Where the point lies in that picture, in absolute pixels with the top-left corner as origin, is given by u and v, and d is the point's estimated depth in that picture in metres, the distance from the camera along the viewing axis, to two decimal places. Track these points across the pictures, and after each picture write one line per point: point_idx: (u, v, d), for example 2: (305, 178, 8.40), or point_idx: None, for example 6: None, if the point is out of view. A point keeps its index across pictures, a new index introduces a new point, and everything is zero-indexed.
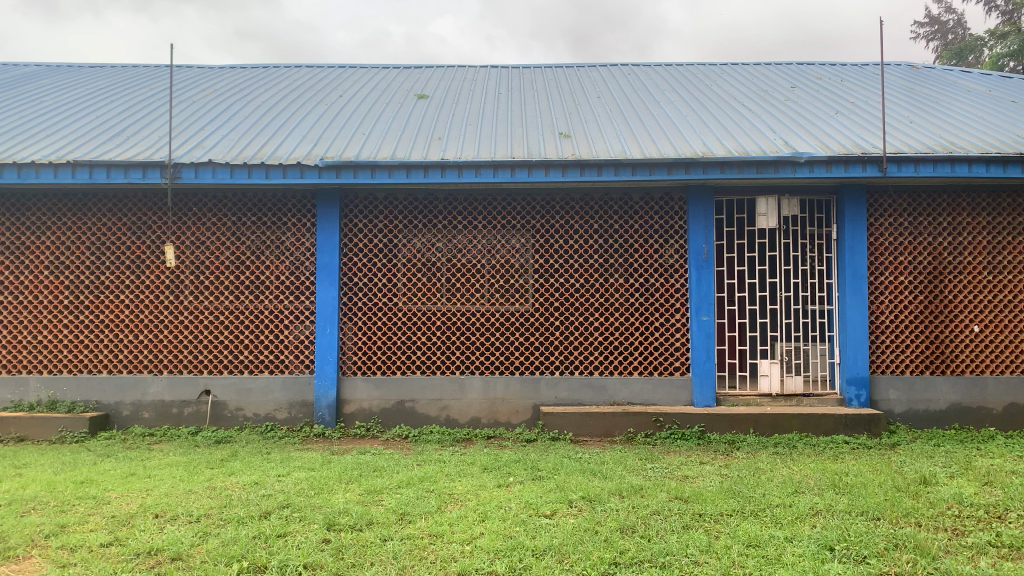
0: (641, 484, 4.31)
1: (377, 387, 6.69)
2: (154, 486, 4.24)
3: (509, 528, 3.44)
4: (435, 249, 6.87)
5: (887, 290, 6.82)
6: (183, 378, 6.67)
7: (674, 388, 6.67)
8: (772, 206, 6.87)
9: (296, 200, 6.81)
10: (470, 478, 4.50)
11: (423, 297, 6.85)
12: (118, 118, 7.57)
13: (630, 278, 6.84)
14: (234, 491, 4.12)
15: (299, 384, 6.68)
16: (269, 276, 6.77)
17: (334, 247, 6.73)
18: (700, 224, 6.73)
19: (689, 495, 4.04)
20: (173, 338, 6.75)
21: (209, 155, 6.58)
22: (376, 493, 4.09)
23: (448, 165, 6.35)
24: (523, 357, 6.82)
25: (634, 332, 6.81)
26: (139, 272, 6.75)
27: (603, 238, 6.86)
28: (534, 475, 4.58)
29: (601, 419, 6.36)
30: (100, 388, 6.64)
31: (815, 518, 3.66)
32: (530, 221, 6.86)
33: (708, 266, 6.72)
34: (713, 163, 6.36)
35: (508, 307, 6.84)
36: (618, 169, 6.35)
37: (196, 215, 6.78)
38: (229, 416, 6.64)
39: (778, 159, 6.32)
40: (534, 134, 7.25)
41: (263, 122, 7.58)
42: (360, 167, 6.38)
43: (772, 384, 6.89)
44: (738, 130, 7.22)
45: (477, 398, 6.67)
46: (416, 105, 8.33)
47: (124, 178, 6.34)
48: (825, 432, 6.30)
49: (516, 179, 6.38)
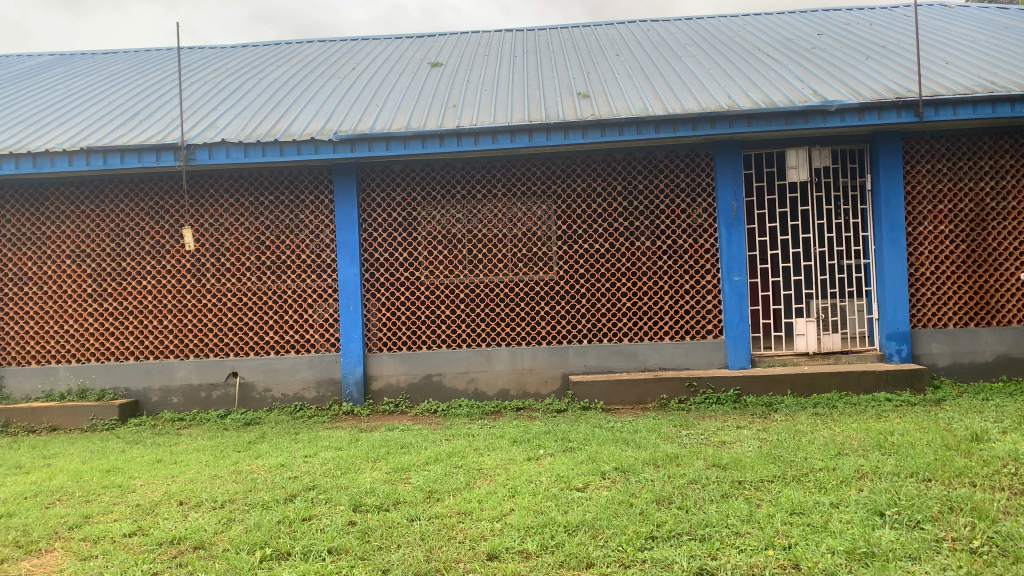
0: (677, 451, 4.16)
1: (403, 362, 6.59)
2: (180, 472, 4.18)
3: (540, 504, 3.31)
4: (456, 220, 6.71)
5: (927, 240, 6.54)
6: (210, 361, 6.62)
7: (706, 351, 6.50)
8: (803, 158, 6.58)
9: (312, 177, 6.69)
10: (500, 452, 4.38)
11: (446, 269, 6.71)
12: (130, 103, 7.48)
13: (657, 241, 6.64)
14: (259, 475, 4.04)
15: (325, 362, 6.60)
16: (290, 256, 6.68)
17: (353, 223, 6.61)
18: (728, 181, 6.50)
19: (728, 462, 3.88)
20: (197, 322, 6.71)
21: (222, 134, 6.47)
22: (403, 471, 4.00)
23: (465, 133, 6.17)
24: (550, 326, 6.67)
25: (663, 295, 6.63)
26: (160, 257, 6.70)
27: (628, 200, 6.65)
28: (565, 447, 4.44)
29: (632, 386, 6.21)
30: (129, 374, 6.62)
31: (862, 481, 3.49)
32: (552, 186, 6.66)
33: (739, 224, 6.49)
34: (740, 117, 6.11)
35: (533, 276, 6.69)
36: (641, 127, 6.13)
37: (213, 196, 6.68)
38: (257, 398, 6.60)
39: (808, 109, 6.05)
40: (552, 96, 7.02)
41: (275, 99, 7.44)
42: (375, 139, 6.23)
43: (809, 344, 6.68)
44: (764, 82, 6.93)
45: (505, 369, 6.55)
46: (430, 74, 8.12)
47: (138, 163, 6.27)
48: (866, 389, 6.10)
49: (535, 144, 6.20)
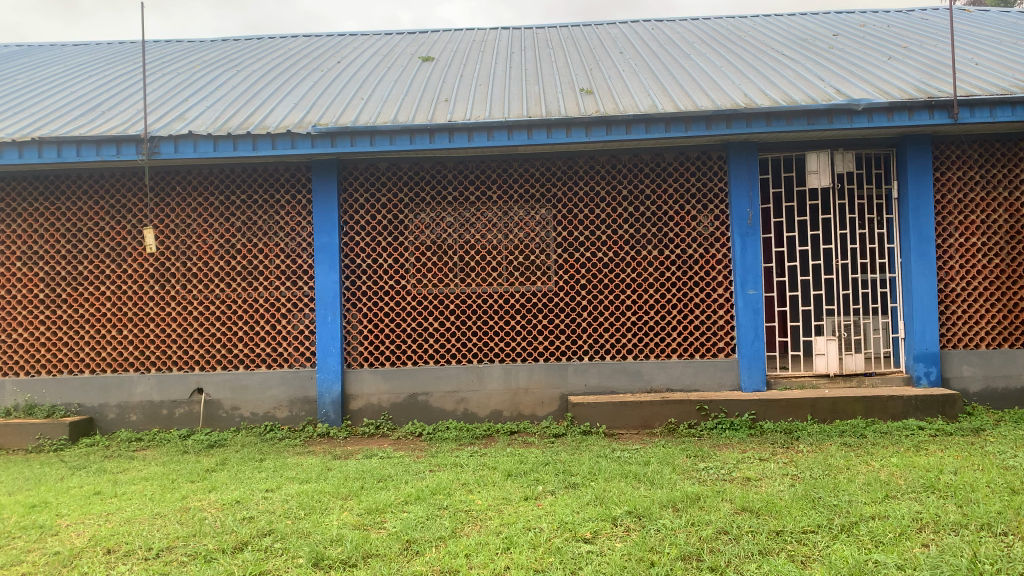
0: (699, 492, 3.58)
1: (386, 379, 6.00)
2: (117, 510, 3.57)
3: (541, 561, 2.74)
4: (446, 226, 6.15)
5: (957, 253, 6.02)
6: (173, 376, 6.02)
7: (718, 371, 5.94)
8: (824, 162, 6.06)
9: (288, 174, 6.11)
10: (492, 489, 3.78)
11: (435, 278, 6.14)
12: (94, 94, 6.90)
13: (664, 250, 6.09)
14: (209, 514, 3.44)
15: (300, 379, 6.01)
16: (263, 261, 6.09)
17: (333, 225, 6.02)
18: (743, 185, 5.94)
19: (760, 506, 3.31)
20: (159, 333, 6.09)
21: (191, 127, 5.90)
22: (378, 513, 3.39)
23: (457, 128, 5.61)
24: (547, 341, 6.10)
25: (671, 309, 6.08)
26: (119, 260, 6.09)
27: (633, 206, 6.11)
28: (567, 483, 3.85)
29: (637, 409, 5.63)
30: (82, 389, 6.00)
31: (925, 535, 2.92)
32: (551, 190, 6.11)
33: (754, 232, 5.92)
34: (758, 115, 5.58)
35: (529, 287, 6.12)
36: (650, 125, 5.59)
37: (178, 195, 6.09)
38: (224, 417, 6.00)
39: (833, 107, 5.53)
40: (552, 91, 6.49)
41: (252, 91, 6.88)
42: (358, 134, 5.67)
43: (829, 364, 6.10)
44: (781, 80, 6.39)
45: (498, 389, 5.97)
46: (421, 68, 7.58)
47: (96, 156, 5.70)
48: (894, 416, 5.56)
49: (535, 142, 5.65)
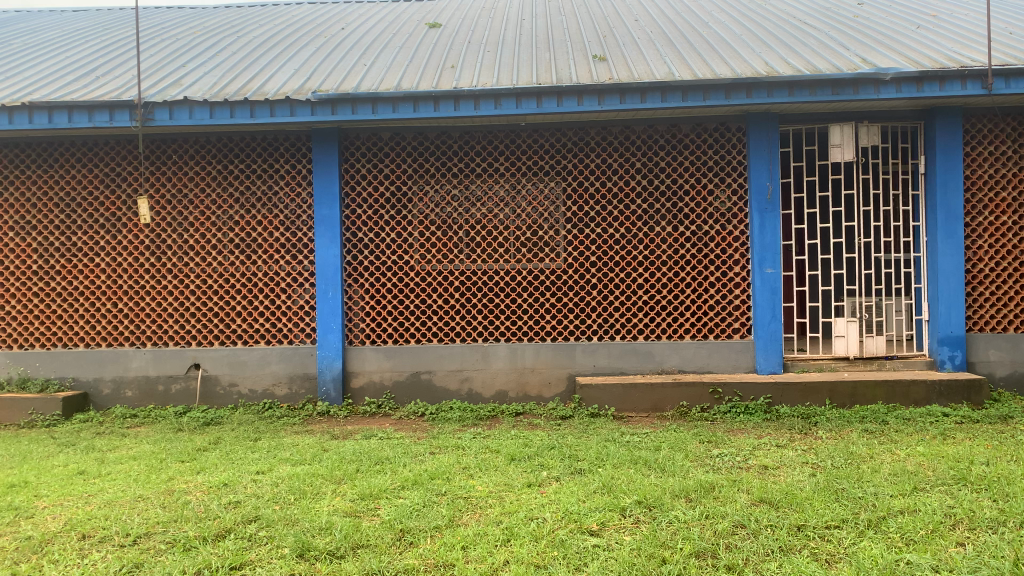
0: (715, 481, 3.36)
1: (388, 357, 5.80)
2: (98, 491, 3.39)
3: (544, 555, 2.54)
4: (452, 198, 5.91)
5: (985, 232, 5.74)
6: (169, 351, 5.84)
7: (732, 353, 5.71)
8: (848, 135, 5.75)
9: (287, 142, 5.88)
10: (494, 474, 3.57)
11: (440, 254, 5.92)
12: (90, 59, 6.68)
13: (678, 226, 5.85)
14: (194, 497, 3.26)
15: (300, 355, 5.82)
16: (261, 233, 5.89)
17: (334, 197, 5.80)
18: (762, 159, 5.67)
19: (780, 498, 3.09)
20: (155, 307, 5.91)
21: (187, 92, 5.68)
22: (372, 499, 3.19)
23: (463, 95, 5.36)
24: (555, 320, 5.88)
25: (684, 289, 5.84)
26: (114, 231, 5.90)
27: (647, 179, 5.86)
28: (574, 469, 3.63)
29: (648, 392, 5.43)
30: (77, 363, 5.84)
31: (960, 533, 2.70)
32: (561, 162, 5.85)
33: (773, 209, 5.66)
34: (780, 85, 5.30)
35: (537, 264, 5.89)
36: (666, 94, 5.32)
37: (174, 163, 5.88)
38: (222, 394, 5.82)
39: (859, 76, 5.23)
40: (563, 58, 6.22)
41: (251, 58, 6.63)
42: (359, 100, 5.43)
43: (849, 347, 5.86)
44: (804, 49, 6.07)
45: (503, 368, 5.76)
46: (427, 35, 7.30)
47: (89, 122, 5.48)
48: (916, 402, 5.32)
49: (544, 111, 5.39)
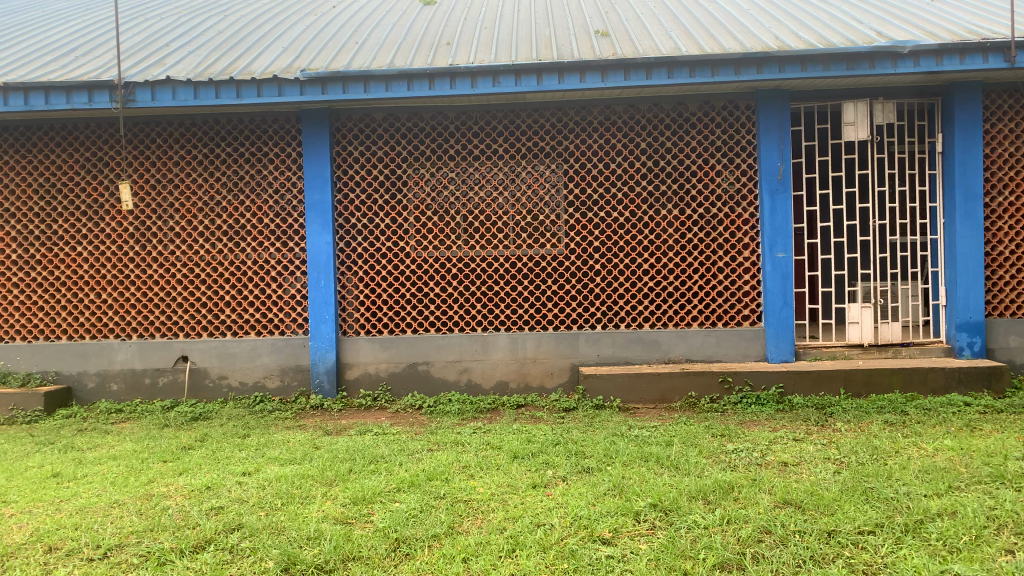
0: (733, 480, 3.13)
1: (384, 348, 5.56)
2: (71, 496, 3.15)
3: (553, 568, 2.31)
4: (448, 182, 5.65)
5: (1005, 213, 5.51)
6: (155, 343, 5.60)
7: (743, 341, 5.48)
8: (863, 112, 5.47)
9: (276, 124, 5.62)
10: (496, 474, 3.35)
11: (436, 240, 5.67)
12: (70, 39, 6.39)
13: (685, 209, 5.60)
14: (174, 502, 3.03)
15: (291, 347, 5.58)
16: (251, 220, 5.64)
17: (326, 182, 5.54)
18: (773, 138, 5.41)
19: (805, 500, 2.87)
20: (140, 297, 5.67)
21: (169, 71, 5.40)
22: (364, 504, 2.96)
23: (459, 73, 5.10)
24: (557, 308, 5.65)
25: (691, 274, 5.61)
26: (96, 218, 5.64)
27: (652, 160, 5.61)
28: (581, 468, 3.40)
29: (655, 382, 5.20)
30: (60, 356, 5.60)
31: (1006, 538, 2.47)
32: (563, 143, 5.60)
33: (784, 189, 5.41)
34: (792, 59, 5.04)
35: (538, 250, 5.64)
36: (673, 71, 5.05)
37: (157, 147, 5.61)
38: (211, 387, 5.59)
39: (875, 51, 4.96)
40: (563, 34, 5.95)
41: (237, 37, 6.34)
42: (351, 79, 5.17)
43: (864, 334, 5.61)
44: (815, 23, 5.77)
45: (504, 358, 5.53)
46: (422, 12, 7.00)
47: (67, 104, 5.21)
48: (934, 390, 5.10)
49: (545, 89, 5.13)
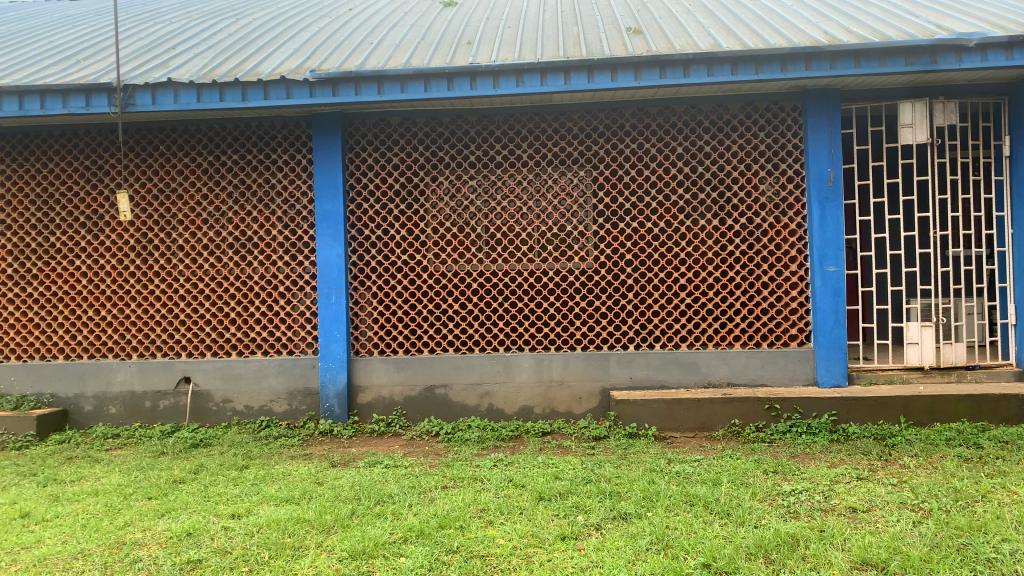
0: (799, 532, 2.66)
1: (398, 370, 5.15)
2: (34, 544, 2.76)
3: None
4: (469, 191, 5.25)
5: None
6: (156, 364, 5.24)
7: (790, 364, 5.00)
8: (921, 113, 4.97)
9: (285, 130, 5.26)
10: (519, 520, 2.91)
11: (455, 253, 5.26)
12: (75, 44, 6.11)
13: (726, 219, 5.14)
14: (148, 553, 2.63)
15: (300, 368, 5.18)
16: (258, 231, 5.28)
17: (337, 190, 5.16)
18: (823, 141, 4.94)
19: (887, 561, 2.41)
20: (140, 314, 5.32)
21: (173, 73, 5.07)
22: (365, 559, 2.53)
23: (480, 72, 4.70)
24: (586, 326, 5.20)
25: (733, 290, 5.13)
26: (95, 230, 5.31)
27: (689, 166, 5.18)
28: (616, 514, 2.96)
29: (694, 408, 4.74)
30: (56, 377, 5.26)
31: None
32: (592, 148, 5.18)
33: (835, 197, 4.93)
34: (845, 54, 4.56)
35: (565, 263, 5.20)
36: (712, 68, 4.62)
37: (161, 154, 5.28)
38: (215, 411, 5.21)
39: (938, 44, 4.47)
40: (593, 32, 5.53)
41: (247, 39, 6.01)
42: (364, 80, 4.79)
43: (925, 355, 5.07)
44: (867, 17, 5.28)
45: (528, 382, 5.10)
46: (442, 13, 6.62)
47: (63, 108, 4.89)
48: (1007, 419, 4.58)
49: (573, 88, 4.71)
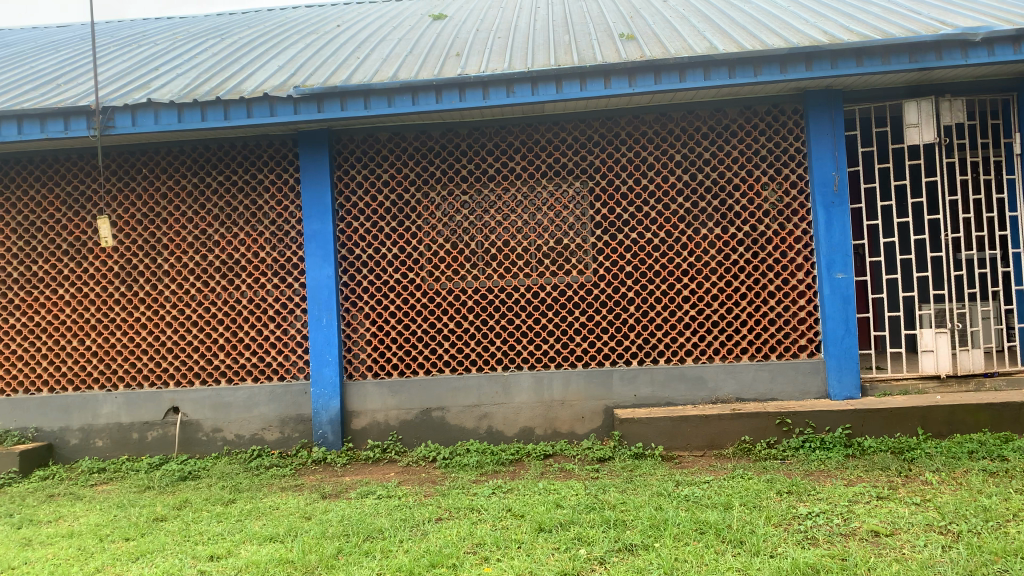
0: (819, 561, 2.46)
1: (393, 394, 4.96)
2: None
3: None
4: (462, 206, 5.08)
5: None
6: (143, 394, 5.05)
7: (800, 376, 4.80)
8: (927, 112, 4.77)
9: (271, 149, 5.11)
10: (516, 555, 2.71)
11: (449, 271, 5.08)
12: (57, 69, 5.97)
13: (729, 227, 4.96)
14: None
15: (292, 395, 4.99)
16: (245, 253, 5.11)
17: (325, 210, 4.98)
18: (826, 143, 4.76)
19: None
20: (126, 343, 5.14)
21: (153, 94, 4.92)
22: None
23: (469, 83, 4.54)
24: (587, 342, 5.01)
25: (738, 300, 4.94)
26: (79, 257, 5.16)
27: (688, 174, 5.01)
28: (621, 545, 2.76)
29: (702, 426, 4.53)
30: (40, 411, 5.08)
31: None
32: (588, 158, 5.00)
33: (842, 201, 4.74)
34: (847, 53, 4.39)
35: (563, 277, 5.02)
36: (709, 71, 4.45)
37: (144, 178, 5.13)
38: (204, 441, 5.03)
39: (944, 39, 4.29)
40: (585, 39, 5.38)
41: (232, 58, 5.87)
42: (350, 94, 4.62)
43: (940, 363, 4.83)
44: (867, 15, 5.11)
45: (528, 402, 4.90)
46: (430, 26, 6.48)
47: (41, 133, 4.74)
48: None
49: (566, 97, 4.54)
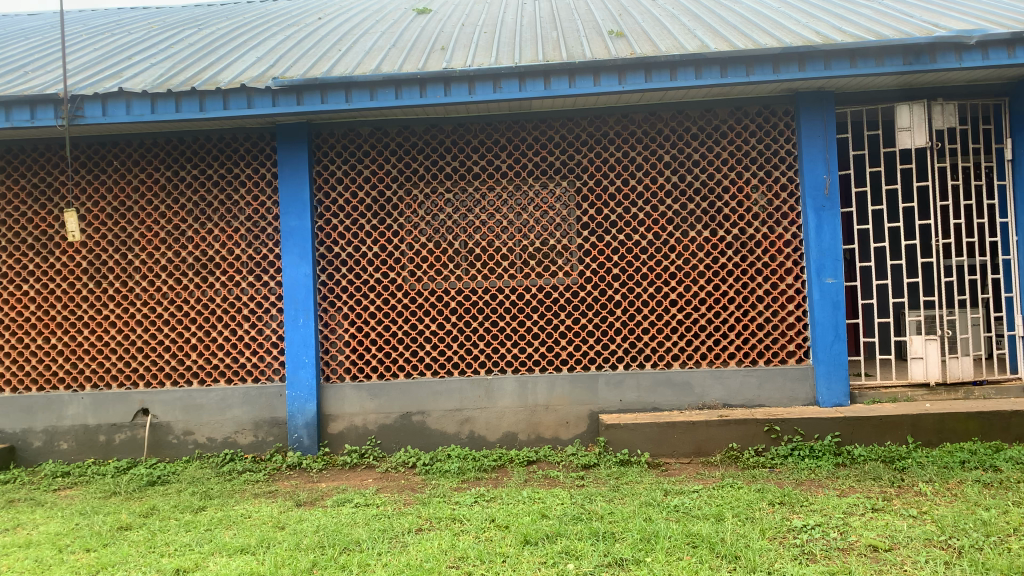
0: None
1: (372, 397, 4.81)
2: None
3: None
4: (445, 204, 4.94)
5: None
6: (110, 395, 4.86)
7: (789, 382, 4.71)
8: (919, 116, 4.72)
9: (248, 143, 4.93)
10: (500, 571, 2.58)
11: (432, 270, 4.94)
12: (26, 56, 5.75)
13: (718, 229, 4.86)
14: None
15: (266, 397, 4.82)
16: (220, 250, 4.93)
17: (304, 206, 4.82)
18: (818, 146, 4.67)
19: None
20: (94, 342, 4.94)
21: (125, 84, 4.73)
22: None
23: (454, 77, 4.40)
24: (572, 345, 4.89)
25: (726, 304, 4.84)
26: (44, 252, 4.95)
27: (677, 175, 4.90)
28: (610, 560, 2.63)
29: (689, 432, 4.43)
30: (2, 412, 4.87)
31: None
32: (575, 158, 4.88)
33: (833, 205, 4.66)
34: (840, 53, 4.30)
35: (548, 278, 4.89)
36: (701, 69, 4.35)
37: (115, 170, 4.94)
38: (175, 445, 4.84)
39: (938, 42, 4.22)
40: (573, 36, 5.25)
41: (208, 49, 5.68)
42: (330, 87, 4.46)
43: (930, 371, 4.76)
44: (859, 16, 5.03)
45: (511, 406, 4.77)
46: (414, 20, 6.32)
47: (6, 121, 4.53)
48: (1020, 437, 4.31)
49: (554, 93, 4.42)
